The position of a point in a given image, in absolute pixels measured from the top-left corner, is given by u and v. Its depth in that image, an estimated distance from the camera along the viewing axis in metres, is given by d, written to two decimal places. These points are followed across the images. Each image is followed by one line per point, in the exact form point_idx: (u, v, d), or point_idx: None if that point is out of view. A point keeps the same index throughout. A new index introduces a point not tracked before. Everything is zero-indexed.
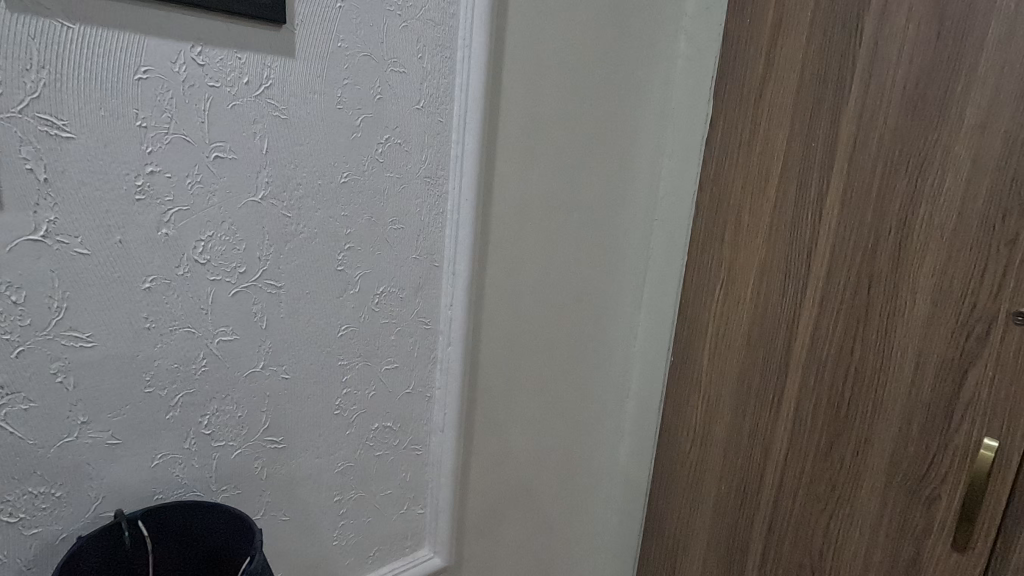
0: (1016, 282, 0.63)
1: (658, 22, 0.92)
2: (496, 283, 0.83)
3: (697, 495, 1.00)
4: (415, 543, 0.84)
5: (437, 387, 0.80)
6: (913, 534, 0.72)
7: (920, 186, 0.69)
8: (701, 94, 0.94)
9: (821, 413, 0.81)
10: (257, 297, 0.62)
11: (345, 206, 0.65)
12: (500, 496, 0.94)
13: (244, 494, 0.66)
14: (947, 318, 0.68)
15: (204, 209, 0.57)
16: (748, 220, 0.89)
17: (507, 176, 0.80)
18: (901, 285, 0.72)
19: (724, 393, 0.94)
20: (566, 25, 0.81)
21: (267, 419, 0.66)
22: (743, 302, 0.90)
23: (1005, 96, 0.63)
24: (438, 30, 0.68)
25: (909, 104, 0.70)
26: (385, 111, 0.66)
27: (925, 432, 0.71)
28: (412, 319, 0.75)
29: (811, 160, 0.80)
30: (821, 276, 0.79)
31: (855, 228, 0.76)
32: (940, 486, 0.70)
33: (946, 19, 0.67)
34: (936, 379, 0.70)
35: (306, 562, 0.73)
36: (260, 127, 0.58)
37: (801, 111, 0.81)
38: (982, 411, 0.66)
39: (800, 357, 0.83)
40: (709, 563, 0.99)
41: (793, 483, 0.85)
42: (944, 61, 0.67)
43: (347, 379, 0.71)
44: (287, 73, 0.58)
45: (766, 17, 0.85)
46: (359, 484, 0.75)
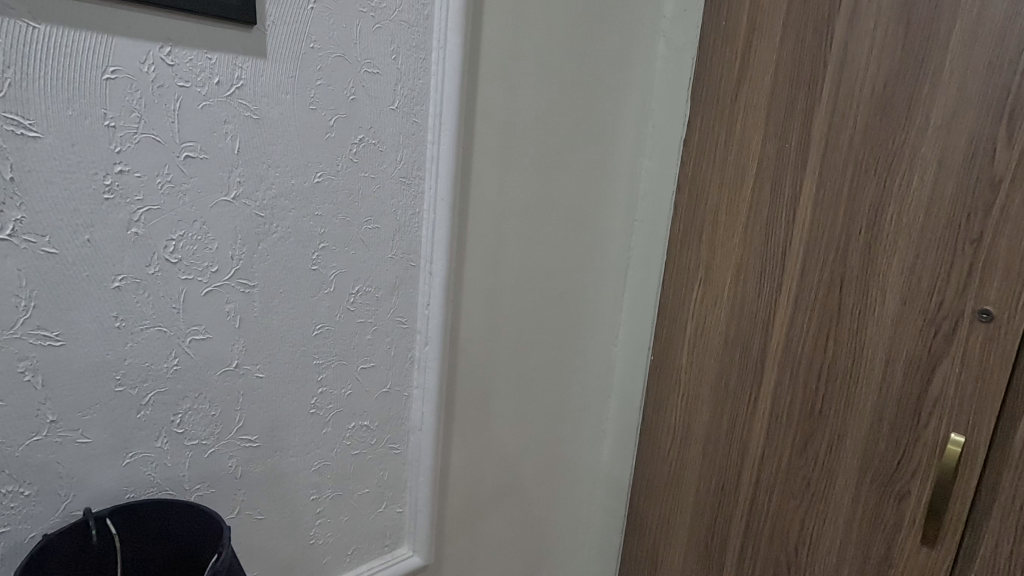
0: (981, 281, 0.64)
1: (637, 25, 0.93)
2: (475, 282, 0.84)
3: (677, 493, 1.01)
4: (393, 541, 0.85)
5: (414, 386, 0.80)
6: (884, 529, 0.74)
7: (889, 186, 0.70)
8: (680, 95, 0.96)
9: (796, 411, 0.82)
10: (230, 296, 0.62)
11: (318, 206, 0.66)
12: (480, 495, 0.95)
13: (218, 493, 0.66)
14: (916, 316, 0.69)
15: (175, 209, 0.57)
16: (725, 220, 0.90)
17: (484, 177, 0.81)
18: (872, 284, 0.73)
19: (703, 392, 0.95)
20: (543, 27, 0.81)
21: (241, 418, 0.66)
22: (720, 301, 0.91)
23: (969, 98, 0.64)
24: (412, 32, 0.68)
25: (878, 105, 0.71)
26: (359, 111, 0.66)
27: (895, 429, 0.72)
28: (388, 318, 0.75)
29: (785, 160, 0.81)
30: (795, 275, 0.80)
31: (827, 227, 0.77)
32: (910, 482, 0.71)
33: (913, 22, 0.68)
34: (905, 376, 0.71)
35: (282, 561, 0.73)
36: (232, 127, 0.59)
37: (775, 113, 0.82)
38: (949, 408, 0.67)
39: (775, 355, 0.84)
40: (688, 561, 1.00)
41: (768, 480, 0.86)
42: (910, 63, 0.68)
43: (323, 377, 0.71)
44: (258, 74, 0.59)
45: (741, 19, 0.86)
46: (336, 483, 0.76)
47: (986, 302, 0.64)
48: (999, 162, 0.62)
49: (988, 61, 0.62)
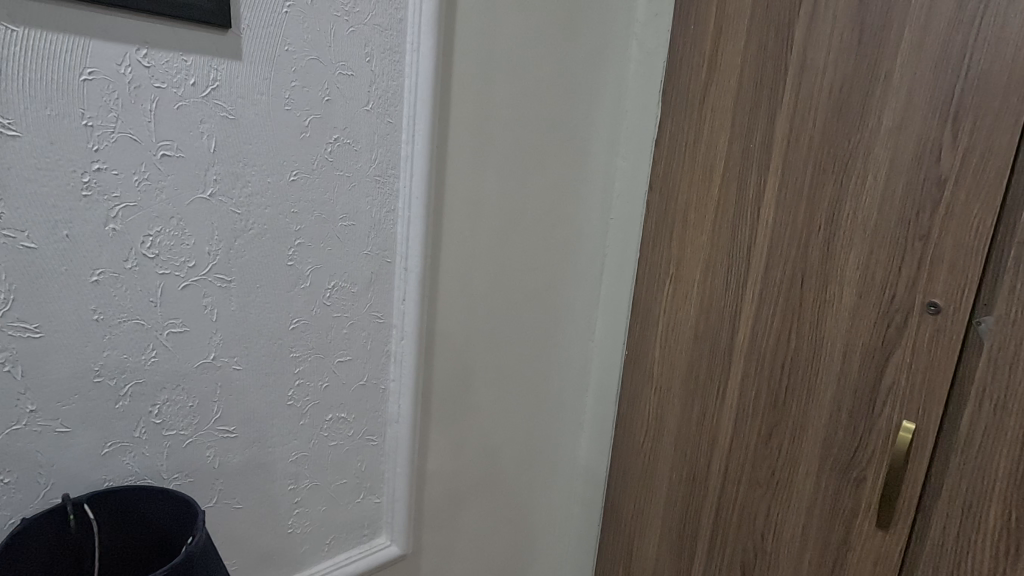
0: (930, 275, 0.67)
1: (609, 29, 0.96)
2: (451, 278, 0.87)
3: (650, 483, 1.04)
4: (372, 531, 0.87)
5: (391, 379, 0.82)
6: (843, 515, 0.76)
7: (846, 184, 0.73)
8: (652, 97, 0.99)
9: (761, 402, 0.84)
10: (207, 290, 0.64)
11: (294, 203, 0.68)
12: (459, 486, 0.97)
13: (196, 482, 0.68)
14: (871, 308, 0.72)
15: (152, 206, 0.59)
16: (694, 218, 0.93)
17: (460, 177, 0.83)
18: (831, 278, 0.76)
19: (674, 384, 0.98)
20: (516, 30, 0.84)
21: (218, 409, 0.68)
22: (690, 296, 0.94)
23: (918, 101, 0.67)
24: (386, 35, 0.71)
25: (835, 107, 0.74)
26: (334, 112, 0.68)
27: (853, 418, 0.75)
28: (364, 313, 0.77)
29: (750, 160, 0.84)
30: (760, 270, 0.83)
31: (789, 224, 0.80)
32: (866, 469, 0.74)
33: (866, 27, 0.71)
34: (861, 367, 0.74)
35: (261, 549, 0.75)
36: (208, 127, 0.61)
37: (740, 114, 0.85)
38: (901, 396, 0.70)
39: (742, 348, 0.87)
40: (661, 550, 1.02)
41: (736, 469, 0.89)
42: (863, 66, 0.71)
43: (300, 370, 0.73)
44: (234, 75, 0.61)
45: (709, 23, 0.89)
46: (314, 473, 0.78)
47: (934, 295, 0.67)
48: (945, 161, 0.65)
49: (935, 65, 0.65)
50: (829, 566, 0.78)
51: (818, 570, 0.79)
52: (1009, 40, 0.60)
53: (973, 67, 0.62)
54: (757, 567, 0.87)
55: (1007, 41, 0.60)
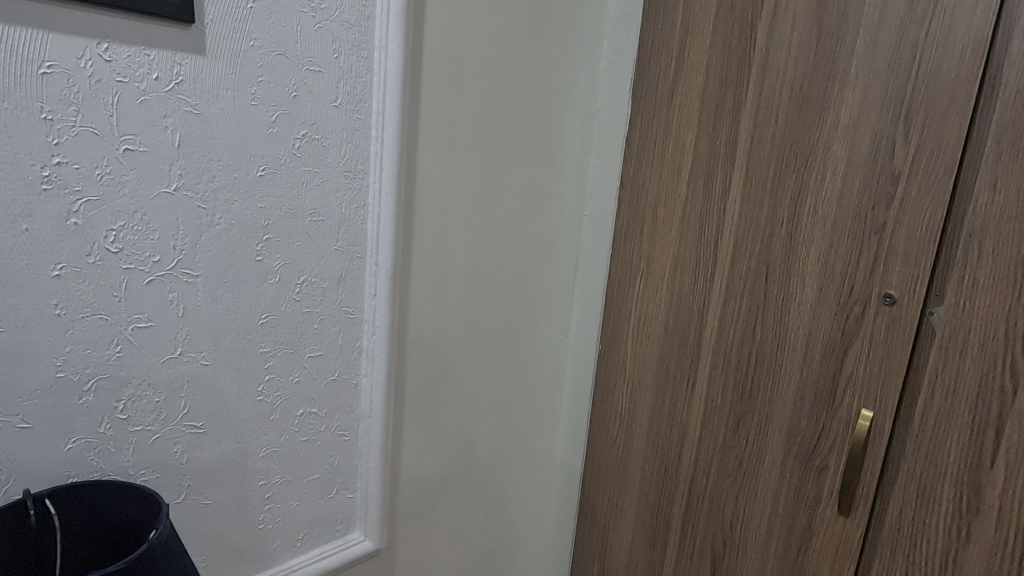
0: (886, 267, 0.69)
1: (579, 28, 0.97)
2: (423, 274, 0.87)
3: (624, 476, 1.05)
4: (345, 526, 0.88)
5: (363, 375, 0.83)
6: (807, 502, 0.78)
7: (807, 179, 0.75)
8: (623, 95, 1.00)
9: (728, 394, 0.86)
10: (173, 285, 0.64)
11: (262, 198, 0.68)
12: (433, 481, 0.98)
13: (163, 478, 0.68)
14: (831, 300, 0.74)
15: (115, 200, 0.59)
16: (663, 214, 0.94)
17: (430, 173, 0.84)
18: (793, 272, 0.78)
19: (647, 377, 0.99)
20: (486, 28, 0.85)
21: (186, 404, 0.68)
22: (661, 290, 0.96)
23: (873, 98, 0.69)
24: (354, 31, 0.71)
25: (796, 104, 0.76)
26: (301, 108, 0.69)
27: (815, 407, 0.77)
28: (335, 308, 0.78)
29: (716, 156, 0.86)
30: (726, 264, 0.85)
31: (753, 219, 0.82)
32: (828, 457, 0.76)
33: (824, 27, 0.73)
34: (823, 357, 0.76)
35: (232, 545, 0.76)
36: (172, 121, 0.61)
37: (706, 112, 0.87)
38: (860, 385, 0.72)
39: (710, 340, 0.88)
40: (635, 542, 1.04)
41: (705, 460, 0.90)
42: (822, 64, 0.73)
43: (269, 365, 0.74)
44: (198, 70, 0.61)
45: (676, 22, 0.91)
46: (285, 468, 0.78)
47: (890, 287, 0.69)
48: (898, 156, 0.67)
49: (888, 63, 0.67)
50: (793, 552, 0.80)
51: (784, 556, 0.81)
52: (956, 40, 0.62)
53: (924, 66, 0.65)
54: (726, 555, 0.89)
55: (954, 41, 0.62)
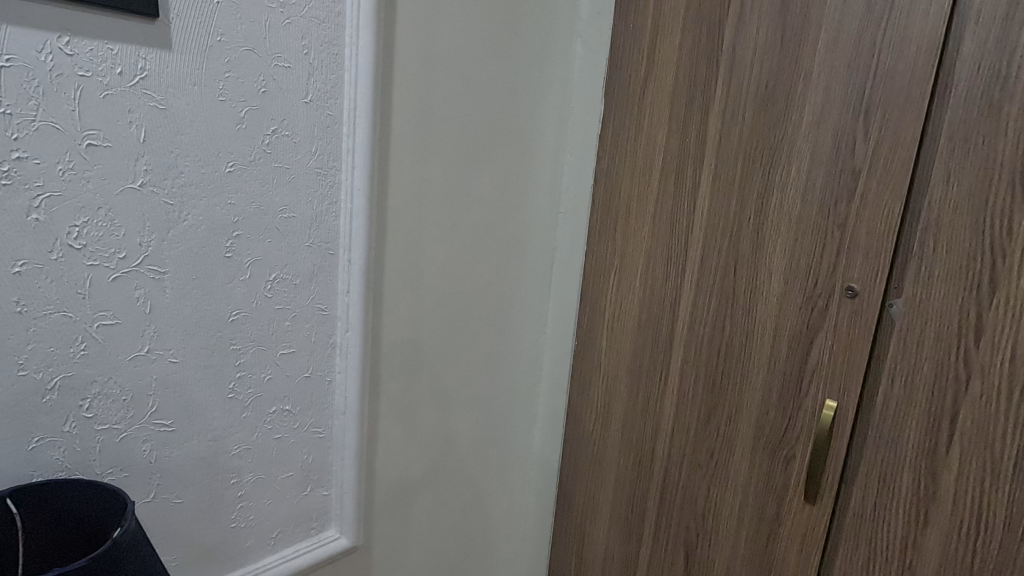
0: (848, 260, 0.71)
1: (553, 26, 0.98)
2: (397, 271, 0.87)
3: (600, 470, 1.06)
4: (321, 524, 0.88)
5: (337, 371, 0.83)
6: (776, 491, 0.80)
7: (772, 176, 0.77)
8: (596, 93, 1.01)
9: (699, 387, 0.88)
10: (140, 282, 0.64)
11: (231, 195, 0.68)
12: (410, 477, 0.98)
13: (131, 477, 0.68)
14: (797, 294, 0.76)
15: (78, 196, 0.59)
16: (636, 210, 0.96)
17: (404, 171, 0.84)
18: (760, 266, 0.79)
19: (621, 372, 1.01)
20: (458, 25, 0.86)
21: (154, 402, 0.68)
22: (634, 286, 0.97)
23: (834, 96, 0.71)
24: (324, 28, 0.72)
25: (762, 103, 0.78)
26: (271, 104, 0.69)
27: (782, 399, 0.78)
28: (308, 305, 0.78)
29: (686, 154, 0.87)
30: (697, 260, 0.87)
31: (722, 215, 0.83)
32: (795, 447, 0.77)
33: (788, 27, 0.75)
34: (789, 349, 0.77)
35: (203, 545, 0.75)
36: (137, 117, 0.61)
37: (676, 110, 0.88)
38: (824, 376, 0.74)
39: (682, 334, 0.90)
40: (610, 535, 1.05)
41: (678, 452, 0.92)
42: (786, 63, 0.75)
43: (240, 362, 0.74)
44: (163, 65, 0.61)
45: (646, 22, 0.92)
46: (258, 466, 0.78)
47: (852, 280, 0.70)
48: (858, 153, 0.69)
49: (848, 62, 0.69)
50: (763, 541, 0.82)
51: (754, 545, 0.83)
52: (911, 40, 0.64)
53: (881, 65, 0.67)
54: (699, 545, 0.90)
55: (909, 41, 0.64)
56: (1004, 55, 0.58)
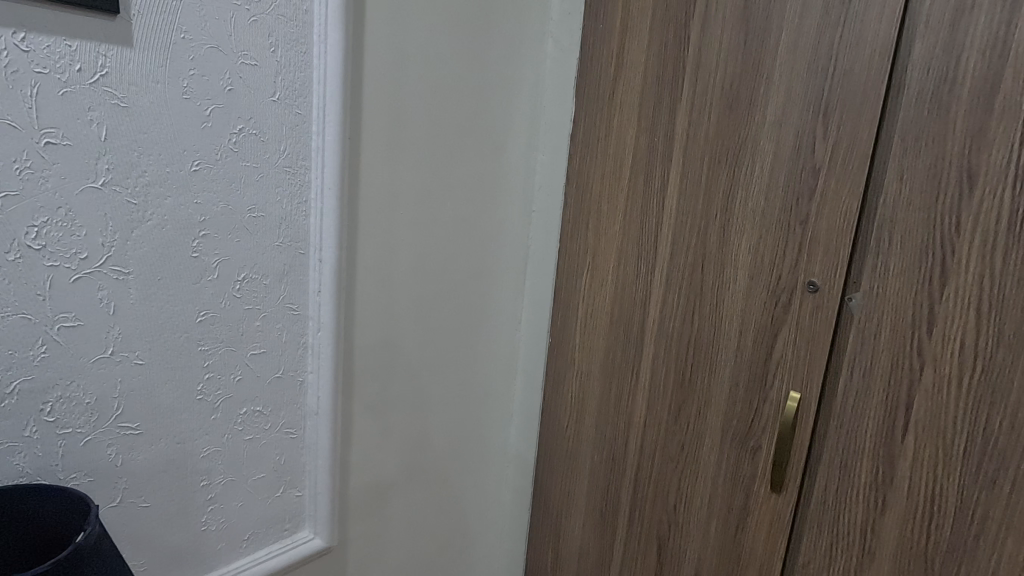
0: (809, 256, 0.73)
1: (524, 27, 0.99)
2: (370, 270, 0.87)
3: (575, 465, 1.08)
4: (294, 525, 0.87)
5: (309, 371, 0.83)
6: (744, 482, 0.82)
7: (737, 175, 0.79)
8: (567, 92, 1.02)
9: (670, 382, 0.90)
10: (103, 283, 0.63)
11: (197, 194, 0.68)
12: (385, 476, 0.98)
13: (96, 481, 0.67)
14: (761, 289, 0.78)
15: (36, 196, 0.58)
16: (607, 208, 0.97)
17: (375, 169, 0.84)
18: (726, 262, 0.81)
19: (594, 368, 1.02)
20: (429, 24, 0.86)
21: (119, 405, 0.67)
22: (606, 283, 0.98)
23: (795, 96, 0.73)
24: (291, 26, 0.71)
25: (726, 103, 0.80)
26: (237, 102, 0.69)
27: (748, 391, 0.80)
28: (278, 304, 0.78)
29: (655, 153, 0.89)
30: (667, 255, 0.88)
31: (690, 212, 0.85)
32: (761, 438, 0.79)
33: (751, 29, 0.76)
34: (754, 343, 0.79)
35: (172, 548, 0.75)
36: (97, 114, 0.60)
37: (645, 109, 0.90)
38: (788, 368, 0.76)
39: (653, 330, 0.91)
40: (586, 529, 1.06)
41: (649, 445, 0.93)
42: (749, 65, 0.77)
43: (209, 363, 0.73)
44: (125, 62, 0.61)
45: (615, 22, 0.93)
46: (228, 468, 0.78)
47: (813, 275, 0.73)
48: (818, 152, 0.71)
49: (808, 64, 0.71)
50: (731, 531, 0.84)
51: (723, 535, 0.85)
52: (867, 42, 0.66)
53: (839, 67, 0.69)
54: (671, 537, 0.92)
55: (865, 43, 0.66)
56: (952, 57, 0.61)
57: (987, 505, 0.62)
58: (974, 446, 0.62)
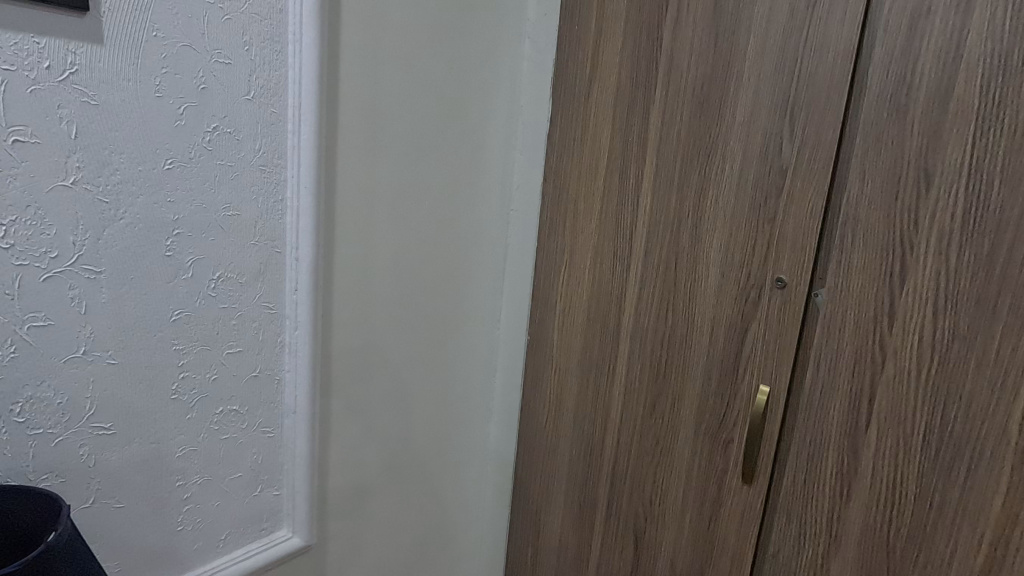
0: (778, 254, 0.75)
1: (500, 28, 1.00)
2: (347, 269, 0.87)
3: (554, 461, 1.09)
4: (272, 524, 0.87)
5: (286, 370, 0.83)
6: (716, 474, 0.84)
7: (708, 174, 0.81)
8: (544, 91, 1.03)
9: (645, 377, 0.91)
10: (74, 282, 0.63)
11: (171, 192, 0.68)
12: (364, 475, 0.98)
13: (69, 481, 0.66)
14: (731, 286, 0.80)
15: (4, 194, 0.58)
16: (584, 207, 0.98)
17: (352, 168, 0.85)
18: (699, 259, 0.83)
19: (572, 364, 1.03)
20: (405, 24, 0.86)
21: (92, 405, 0.67)
22: (583, 281, 1.00)
23: (763, 98, 0.75)
24: (266, 24, 0.72)
25: (698, 104, 0.81)
26: (210, 101, 0.69)
27: (721, 386, 0.82)
28: (254, 304, 0.78)
29: (630, 152, 0.90)
30: (641, 253, 0.90)
31: (663, 211, 0.86)
32: (733, 430, 0.81)
33: (720, 32, 0.78)
34: (725, 338, 0.81)
35: (147, 549, 0.74)
36: (67, 112, 0.60)
37: (620, 110, 0.91)
38: (758, 363, 0.78)
39: (629, 326, 0.93)
40: (565, 523, 1.08)
41: (626, 440, 0.95)
42: (719, 66, 0.79)
43: (184, 362, 0.73)
44: (95, 59, 0.60)
45: (590, 24, 0.94)
46: (205, 468, 0.78)
47: (781, 272, 0.75)
48: (785, 153, 0.73)
49: (775, 66, 0.73)
50: (705, 522, 0.86)
51: (697, 527, 0.87)
52: (830, 46, 0.68)
53: (804, 70, 0.71)
54: (647, 530, 0.94)
55: (828, 47, 0.68)
56: (910, 61, 0.63)
57: (944, 492, 0.64)
58: (931, 435, 0.65)
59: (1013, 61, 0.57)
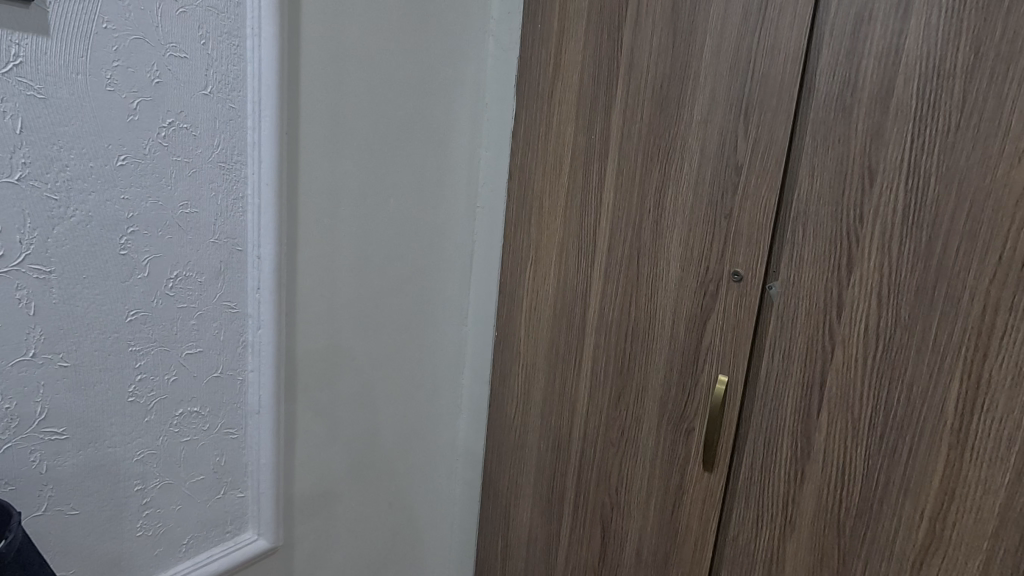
0: (734, 248, 0.77)
1: (463, 25, 1.01)
2: (311, 267, 0.87)
3: (522, 454, 1.10)
4: (237, 527, 0.86)
5: (249, 370, 0.82)
6: (678, 463, 0.86)
7: (668, 171, 0.83)
8: (508, 89, 1.04)
9: (610, 370, 0.93)
10: (22, 282, 0.61)
11: (125, 189, 0.66)
12: (331, 474, 0.98)
13: (19, 489, 0.64)
14: (691, 280, 0.82)
15: None
16: (549, 204, 1.00)
17: (315, 165, 0.84)
18: (660, 254, 0.85)
19: (539, 359, 1.05)
20: (367, 21, 0.86)
21: (43, 410, 0.64)
22: (548, 276, 1.01)
23: (719, 97, 0.77)
24: (222, 18, 0.70)
25: (658, 103, 0.83)
26: (166, 95, 0.67)
27: (682, 376, 0.84)
28: (215, 303, 0.76)
29: (592, 150, 0.92)
30: (605, 248, 0.92)
31: (626, 207, 0.88)
32: (694, 420, 0.84)
33: (677, 33, 0.80)
34: (686, 331, 0.83)
35: (104, 556, 0.72)
36: (11, 106, 0.58)
37: (582, 108, 0.93)
38: (717, 353, 0.80)
39: (593, 321, 0.95)
40: (534, 516, 1.09)
41: (592, 432, 0.97)
42: (677, 67, 0.81)
43: (141, 363, 0.71)
44: (41, 52, 0.58)
45: (552, 22, 0.96)
46: (165, 471, 0.76)
47: (738, 265, 0.77)
48: (740, 150, 0.76)
49: (730, 66, 0.76)
50: (669, 510, 0.88)
51: (661, 514, 0.89)
52: (781, 49, 0.71)
53: (757, 71, 0.73)
54: (613, 519, 0.96)
55: (779, 49, 0.71)
56: (854, 65, 0.66)
57: (889, 472, 0.68)
58: (877, 419, 0.68)
59: (946, 64, 0.61)
